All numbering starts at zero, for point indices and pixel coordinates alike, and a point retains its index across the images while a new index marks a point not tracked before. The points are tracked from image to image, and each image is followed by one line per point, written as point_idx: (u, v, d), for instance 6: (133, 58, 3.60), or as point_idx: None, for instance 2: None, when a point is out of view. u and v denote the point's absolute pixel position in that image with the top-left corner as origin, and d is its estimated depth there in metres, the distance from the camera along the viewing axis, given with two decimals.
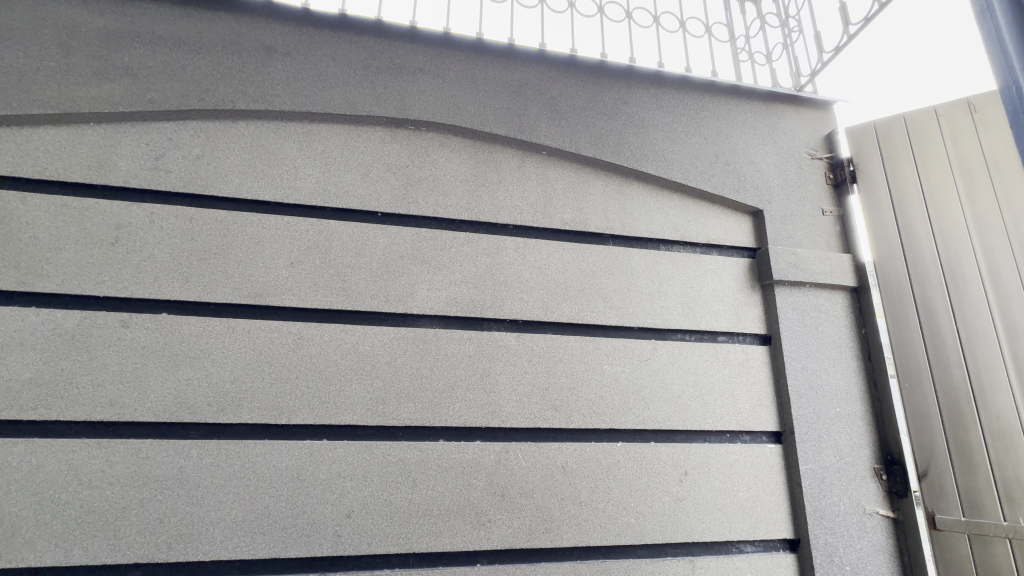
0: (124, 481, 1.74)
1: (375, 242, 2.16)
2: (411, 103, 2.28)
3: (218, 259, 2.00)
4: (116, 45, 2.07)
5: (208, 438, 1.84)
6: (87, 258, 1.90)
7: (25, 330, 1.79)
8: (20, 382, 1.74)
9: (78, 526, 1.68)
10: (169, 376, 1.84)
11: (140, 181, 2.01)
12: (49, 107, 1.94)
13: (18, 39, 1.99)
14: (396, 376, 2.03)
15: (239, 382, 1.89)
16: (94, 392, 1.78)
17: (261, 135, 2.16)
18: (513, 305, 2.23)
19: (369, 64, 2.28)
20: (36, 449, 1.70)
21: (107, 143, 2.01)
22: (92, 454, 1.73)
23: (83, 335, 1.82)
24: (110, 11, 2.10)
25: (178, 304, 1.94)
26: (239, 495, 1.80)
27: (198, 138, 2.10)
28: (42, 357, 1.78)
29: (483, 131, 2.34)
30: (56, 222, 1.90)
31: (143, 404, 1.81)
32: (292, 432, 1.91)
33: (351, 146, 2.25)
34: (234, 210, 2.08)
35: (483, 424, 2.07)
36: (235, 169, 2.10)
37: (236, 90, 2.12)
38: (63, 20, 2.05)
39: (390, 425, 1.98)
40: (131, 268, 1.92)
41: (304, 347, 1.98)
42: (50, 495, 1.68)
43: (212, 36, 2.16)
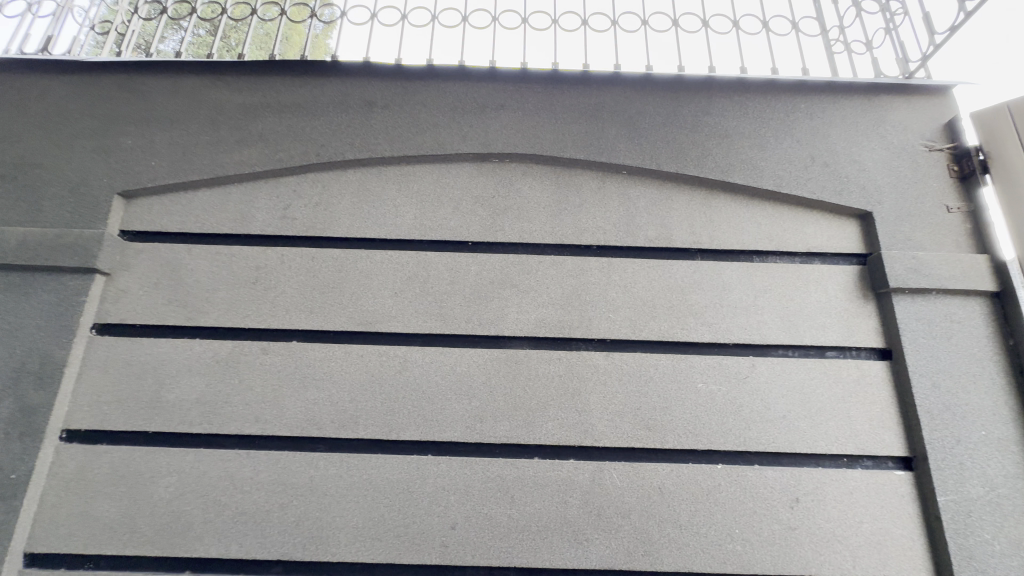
0: (267, 487, 2.02)
1: (468, 270, 2.32)
2: (494, 138, 2.44)
3: (335, 292, 2.27)
4: (251, 115, 2.46)
5: (332, 451, 2.08)
6: (235, 296, 2.26)
7: (192, 358, 2.16)
8: (190, 402, 2.11)
9: (234, 525, 1.98)
10: (299, 396, 2.12)
11: (273, 228, 2.36)
12: (206, 173, 2.37)
13: (182, 120, 2.45)
14: (491, 396, 2.15)
15: (355, 401, 2.12)
16: (243, 409, 2.10)
17: (367, 180, 2.44)
18: (600, 324, 2.26)
19: (455, 106, 2.48)
20: (202, 457, 2.04)
21: (248, 199, 2.40)
22: (243, 462, 2.04)
23: (233, 361, 2.17)
24: (245, 86, 2.50)
25: (304, 332, 2.23)
26: (359, 504, 2.01)
27: (316, 187, 2.42)
28: (205, 380, 2.14)
29: (563, 157, 2.43)
30: (212, 267, 2.30)
31: (280, 420, 2.09)
32: (401, 447, 2.09)
33: (442, 182, 2.45)
34: (347, 248, 2.36)
35: (576, 443, 2.11)
36: (346, 212, 2.39)
37: (346, 144, 2.43)
38: (212, 100, 2.48)
39: (487, 443, 2.10)
40: (268, 303, 2.25)
41: (408, 369, 2.17)
42: (213, 497, 2.00)
43: (324, 98, 2.48)
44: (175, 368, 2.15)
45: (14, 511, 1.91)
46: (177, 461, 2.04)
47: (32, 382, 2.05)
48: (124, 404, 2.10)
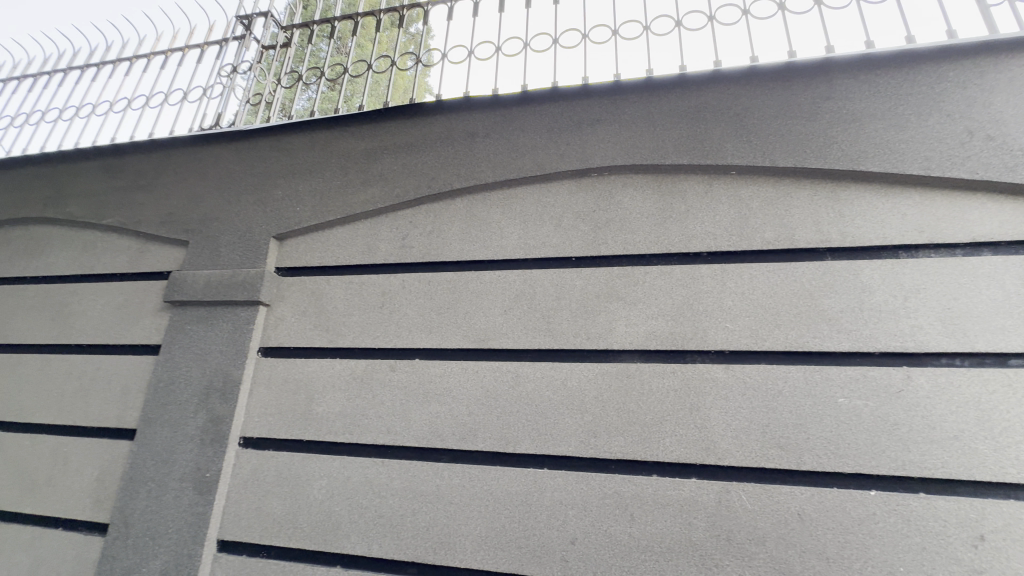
0: (401, 493, 2.21)
1: (573, 285, 2.35)
2: (592, 153, 2.46)
3: (451, 313, 2.44)
4: (372, 159, 2.77)
5: (455, 462, 2.21)
6: (366, 319, 2.54)
7: (334, 375, 2.47)
8: (334, 414, 2.40)
9: (375, 526, 2.19)
10: (424, 410, 2.30)
11: (395, 257, 2.62)
12: (339, 213, 2.71)
13: (319, 170, 2.84)
14: (604, 411, 2.13)
15: (473, 415, 2.25)
16: (378, 421, 2.33)
17: (473, 206, 2.61)
18: (717, 335, 2.14)
19: (551, 126, 2.55)
20: (346, 464, 2.30)
21: (373, 232, 2.70)
22: (380, 470, 2.26)
23: (367, 378, 2.42)
24: (366, 134, 2.83)
25: (425, 351, 2.42)
26: (481, 513, 2.11)
27: (429, 217, 2.65)
28: (345, 395, 2.42)
29: (664, 164, 2.37)
30: (347, 295, 2.61)
31: (409, 431, 2.29)
32: (518, 460, 2.16)
33: (543, 202, 2.53)
34: (458, 271, 2.53)
35: (698, 461, 2.00)
36: (456, 237, 2.57)
37: (453, 175, 2.62)
38: (340, 149, 2.84)
39: (602, 458, 2.08)
40: (393, 324, 2.49)
41: (521, 384, 2.25)
42: (356, 500, 2.24)
43: (432, 136, 2.71)
44: (321, 385, 2.47)
45: (209, 504, 2.31)
46: (327, 466, 2.32)
47: (218, 397, 2.49)
48: (285, 416, 2.45)
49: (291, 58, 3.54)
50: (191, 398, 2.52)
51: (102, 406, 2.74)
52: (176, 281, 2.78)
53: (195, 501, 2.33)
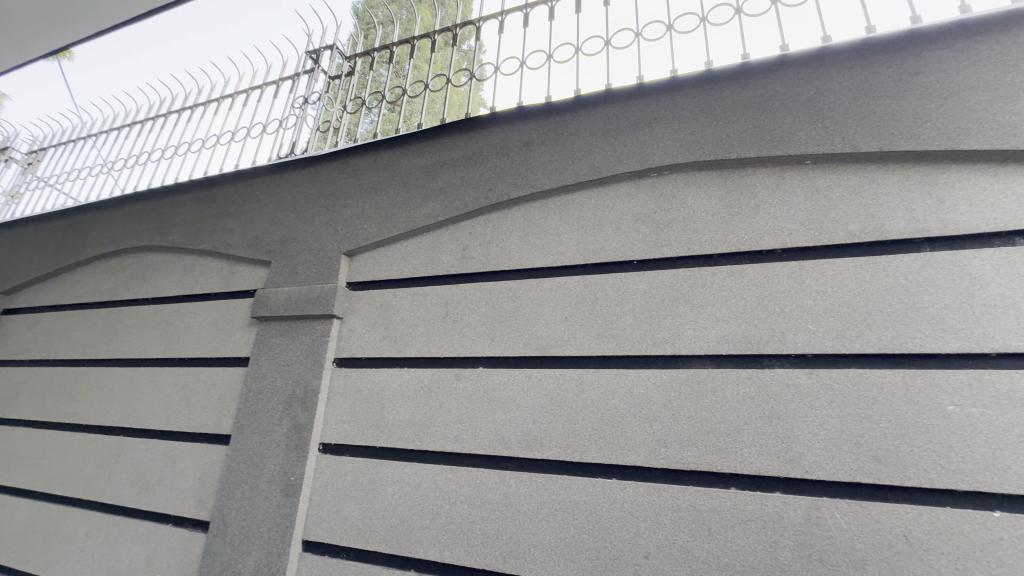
0: (470, 500, 2.24)
1: (636, 289, 2.29)
2: (651, 152, 2.40)
3: (512, 321, 2.46)
4: (432, 174, 2.87)
5: (521, 470, 2.21)
6: (431, 330, 2.62)
7: (403, 384, 2.56)
8: (404, 422, 2.49)
9: (446, 532, 2.23)
10: (489, 418, 2.33)
11: (456, 268, 2.68)
12: (403, 228, 2.83)
13: (383, 188, 2.98)
14: (675, 419, 2.04)
15: (538, 423, 2.24)
16: (445, 429, 2.39)
17: (530, 214, 2.62)
18: (797, 337, 1.99)
19: (606, 129, 2.52)
20: (416, 470, 2.38)
21: (434, 244, 2.78)
22: (449, 476, 2.31)
23: (434, 387, 2.49)
24: (425, 150, 2.93)
25: (488, 359, 2.45)
26: (550, 523, 2.09)
27: (487, 227, 2.69)
28: (414, 403, 2.50)
29: (729, 158, 2.25)
30: (413, 306, 2.70)
31: (475, 439, 2.32)
32: (586, 469, 2.12)
33: (601, 206, 2.49)
34: (518, 279, 2.55)
35: (782, 473, 1.86)
36: (515, 246, 2.59)
37: (510, 184, 2.65)
38: (402, 167, 2.97)
39: (675, 469, 1.99)
40: (457, 333, 2.55)
41: (585, 391, 2.21)
42: (427, 506, 2.30)
43: (487, 147, 2.77)
44: (391, 393, 2.57)
45: (294, 506, 2.47)
46: (398, 472, 2.40)
47: (299, 405, 2.66)
48: (359, 423, 2.57)
49: (355, 85, 3.77)
50: (276, 406, 2.72)
51: (202, 414, 3.03)
52: (261, 298, 3.02)
53: (282, 502, 2.50)
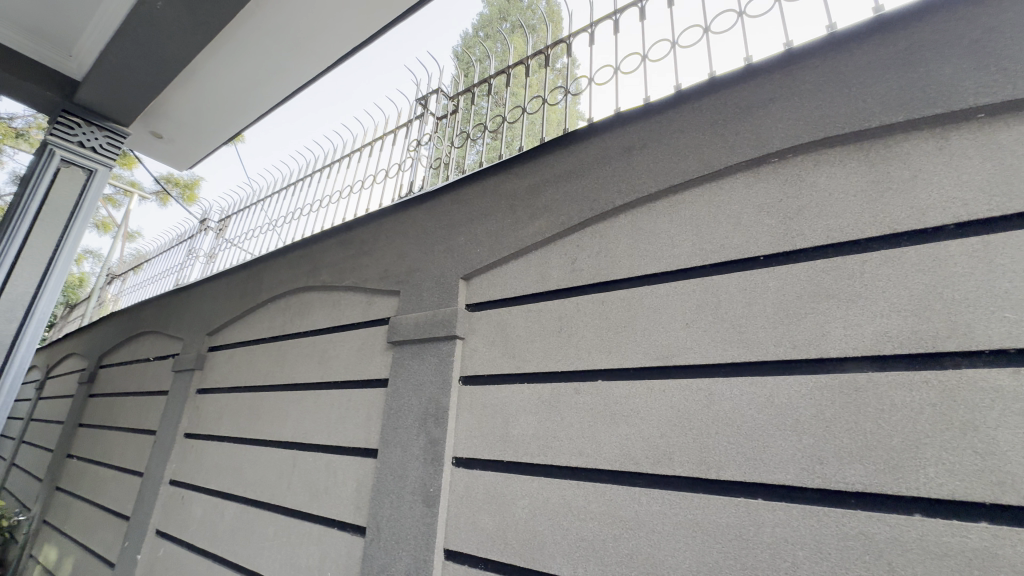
0: (600, 517, 2.18)
1: (766, 287, 2.08)
2: (769, 136, 2.18)
3: (628, 331, 2.39)
4: (535, 193, 2.95)
5: (652, 487, 2.11)
6: (547, 345, 2.65)
7: (524, 399, 2.62)
8: (529, 436, 2.54)
9: (578, 550, 2.19)
10: (613, 432, 2.26)
11: (567, 282, 2.70)
12: (512, 248, 2.94)
13: (491, 212, 3.14)
14: (829, 431, 1.79)
15: (666, 437, 2.12)
16: (568, 444, 2.38)
17: (638, 220, 2.54)
18: (990, 330, 1.62)
19: (714, 119, 2.36)
20: (544, 485, 2.39)
21: (543, 260, 2.84)
22: (576, 492, 2.28)
23: (554, 401, 2.51)
24: (528, 171, 3.03)
25: (607, 371, 2.40)
26: (688, 545, 1.94)
27: (595, 238, 2.67)
28: (536, 418, 2.54)
29: (869, 127, 1.95)
30: (528, 323, 2.78)
31: (600, 454, 2.27)
32: (725, 487, 1.95)
33: (716, 201, 2.32)
34: (631, 287, 2.47)
35: (987, 499, 1.51)
36: (625, 254, 2.53)
37: (614, 192, 2.61)
38: (508, 190, 3.10)
39: (836, 489, 1.73)
40: (573, 347, 2.55)
41: (716, 402, 2.04)
42: (557, 521, 2.29)
43: (588, 159, 2.76)
44: (514, 409, 2.64)
45: (435, 516, 2.64)
46: (527, 487, 2.44)
47: (433, 422, 2.88)
48: (486, 438, 2.69)
49: (460, 121, 4.07)
50: (414, 422, 2.97)
51: (354, 430, 3.43)
52: (394, 325, 3.35)
53: (425, 513, 2.69)
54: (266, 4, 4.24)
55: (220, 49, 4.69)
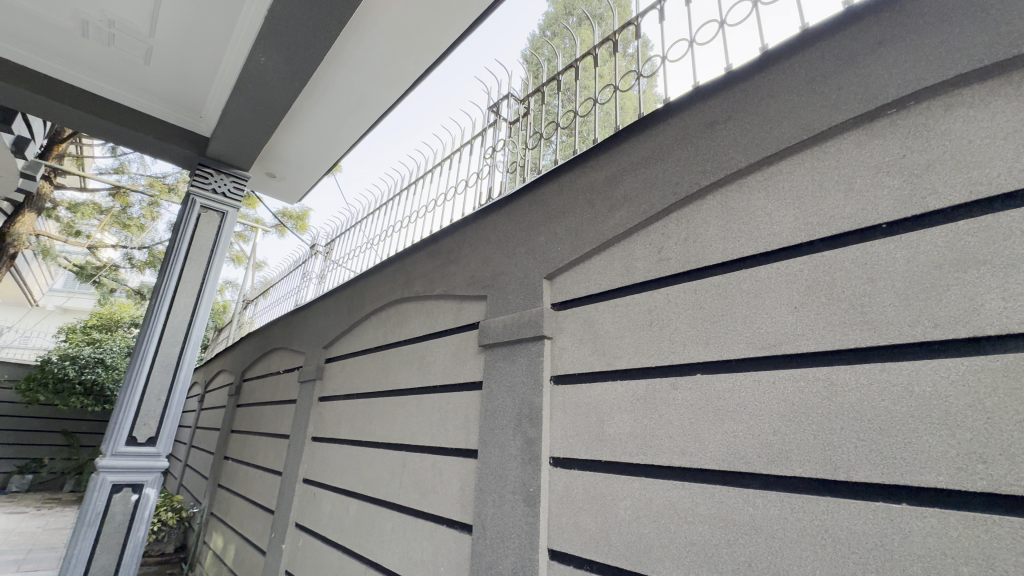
0: (710, 520, 2.03)
1: (891, 258, 1.80)
2: (881, 86, 1.89)
3: (728, 319, 2.21)
4: (613, 184, 2.86)
5: (768, 488, 1.92)
6: (638, 339, 2.55)
7: (618, 397, 2.54)
8: (625, 435, 2.45)
9: (688, 555, 2.05)
10: (718, 429, 2.10)
11: (655, 272, 2.57)
12: (593, 243, 2.88)
13: (570, 208, 3.10)
14: (992, 424, 1.49)
15: (780, 433, 1.92)
16: (669, 443, 2.26)
17: (729, 199, 2.35)
18: None
19: (811, 77, 2.11)
20: (645, 485, 2.29)
21: (627, 253, 2.73)
22: (681, 494, 2.15)
23: (650, 398, 2.40)
24: (604, 162, 2.95)
25: (706, 364, 2.24)
26: (817, 554, 1.73)
27: (681, 224, 2.51)
28: (633, 416, 2.45)
29: (1019, 54, 1.60)
30: (616, 318, 2.69)
31: (706, 453, 2.12)
32: (858, 489, 1.72)
33: (821, 168, 2.06)
34: (726, 273, 2.28)
35: None
36: (717, 237, 2.35)
37: (699, 173, 2.44)
38: (584, 184, 3.05)
39: (1008, 494, 1.44)
40: (666, 340, 2.42)
41: (840, 393, 1.81)
42: (663, 523, 2.18)
43: (667, 141, 2.62)
44: (608, 407, 2.57)
45: (536, 516, 2.66)
46: (628, 487, 2.36)
47: (528, 422, 2.90)
48: (582, 437, 2.65)
49: (532, 122, 4.09)
50: (509, 423, 3.02)
51: (455, 431, 3.58)
52: (484, 328, 3.45)
53: (526, 512, 2.72)
54: (349, 43, 4.63)
55: (314, 91, 5.22)
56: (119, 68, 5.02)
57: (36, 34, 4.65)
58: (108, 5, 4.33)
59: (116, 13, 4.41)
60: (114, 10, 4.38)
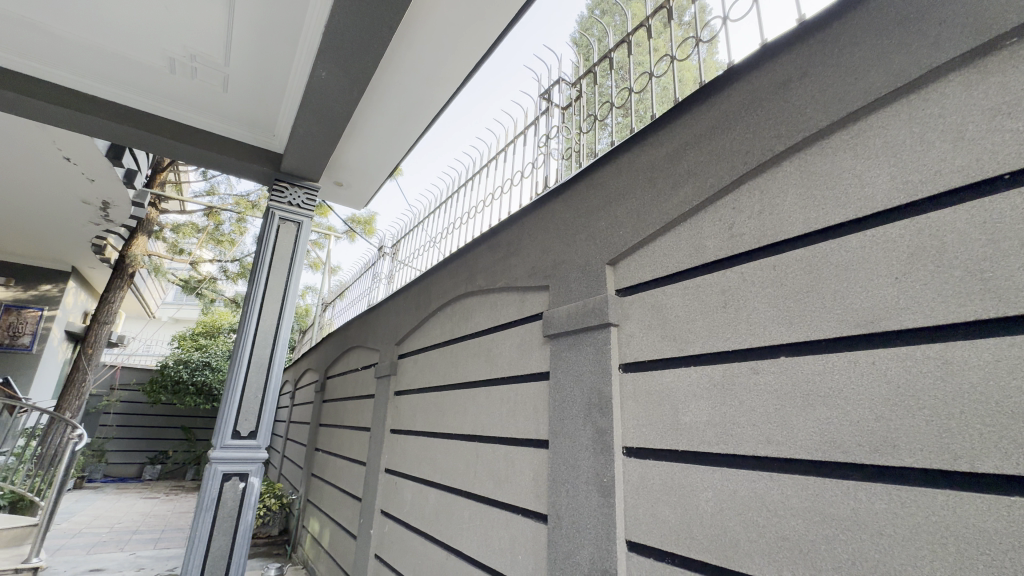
0: (805, 514, 1.88)
1: (1017, 214, 1.54)
2: (996, 13, 1.62)
3: (814, 296, 2.01)
4: (675, 159, 2.70)
5: (872, 480, 1.73)
6: (712, 322, 2.40)
7: (693, 384, 2.42)
8: (703, 423, 2.32)
9: (780, 550, 1.91)
10: (809, 415, 1.93)
11: (727, 250, 2.40)
12: (657, 224, 2.74)
13: (630, 189, 2.98)
14: None
15: (884, 419, 1.72)
16: (752, 430, 2.11)
17: (809, 164, 2.13)
18: None
19: (904, 14, 1.85)
20: (728, 476, 2.16)
21: (694, 231, 2.58)
22: (770, 485, 2.00)
23: (728, 383, 2.25)
24: (664, 137, 2.79)
25: (792, 346, 2.06)
26: (936, 554, 1.54)
27: (754, 195, 2.33)
28: (710, 403, 2.32)
29: None
30: (686, 301, 2.56)
31: (795, 441, 1.95)
32: (984, 481, 1.50)
33: (920, 118, 1.81)
34: (809, 245, 2.08)
35: None
36: (797, 207, 2.15)
37: (772, 138, 2.24)
38: (643, 163, 2.91)
39: None
40: (743, 321, 2.25)
41: (957, 373, 1.59)
42: (750, 516, 2.04)
43: (734, 107, 2.43)
44: (683, 394, 2.45)
45: (612, 506, 2.60)
46: (708, 478, 2.24)
47: (598, 411, 2.84)
48: (655, 426, 2.55)
49: (585, 106, 3.99)
50: (579, 413, 2.98)
51: (525, 422, 3.59)
52: (548, 318, 3.41)
53: (601, 502, 2.67)
54: (400, 49, 4.77)
55: (372, 99, 5.43)
56: (203, 98, 5.51)
57: (134, 76, 5.22)
58: (189, 41, 4.77)
59: (196, 47, 4.84)
60: (195, 45, 4.81)
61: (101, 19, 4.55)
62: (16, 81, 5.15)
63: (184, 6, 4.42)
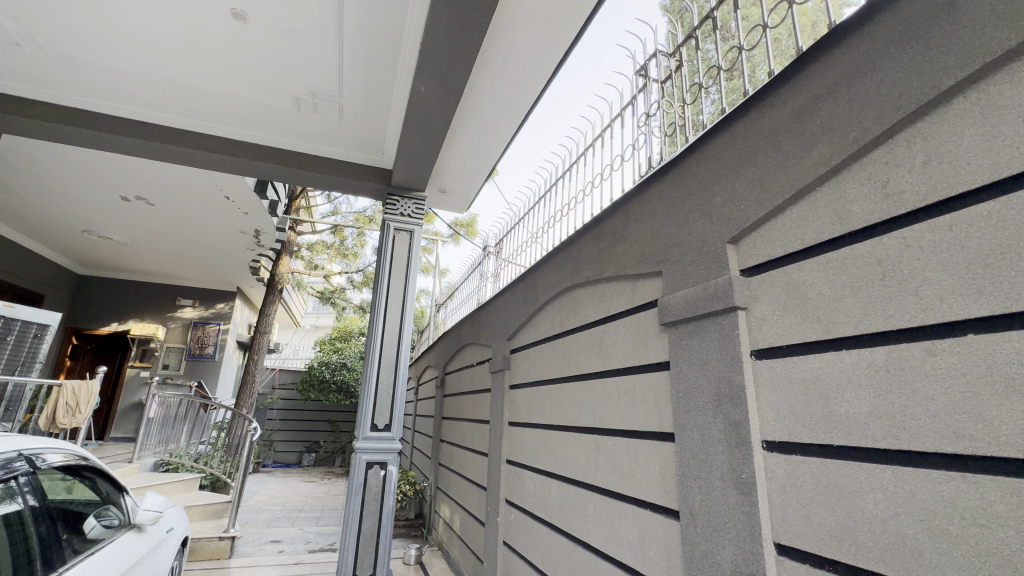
0: (1017, 526, 1.54)
1: None
2: None
3: (1012, 258, 1.64)
4: (804, 117, 2.39)
5: None
6: (866, 299, 2.08)
7: (847, 371, 2.12)
8: (863, 415, 2.03)
9: (984, 566, 1.60)
10: (1015, 405, 1.58)
11: (882, 213, 2.06)
12: (785, 193, 2.45)
13: (749, 157, 2.70)
14: None
15: None
16: (932, 423, 1.79)
17: (993, 96, 1.74)
18: None
19: None
20: (902, 476, 1.87)
21: (837, 197, 2.25)
22: (963, 488, 1.68)
23: (896, 368, 1.93)
24: (788, 95, 2.49)
25: (983, 321, 1.70)
26: None
27: (914, 145, 1.97)
28: (871, 392, 2.01)
29: None
30: (831, 276, 2.24)
31: (997, 437, 1.61)
32: None
33: None
34: (999, 196, 1.70)
35: None
36: (978, 151, 1.76)
37: (934, 73, 1.87)
38: (763, 127, 2.62)
39: None
40: (911, 295, 1.92)
41: None
42: (938, 524, 1.73)
43: (879, 46, 2.08)
44: (835, 383, 2.16)
45: (755, 505, 2.39)
46: (876, 478, 1.95)
47: (729, 403, 2.62)
48: (801, 418, 2.28)
49: (687, 76, 3.71)
50: (707, 405, 2.78)
51: (647, 414, 3.46)
52: (665, 305, 3.24)
53: (741, 500, 2.46)
54: (490, 52, 4.89)
55: (467, 105, 5.66)
56: (324, 129, 6.19)
57: (272, 119, 6.06)
58: (311, 80, 5.37)
59: (316, 84, 5.43)
60: (315, 83, 5.41)
61: (243, 74, 5.34)
62: (188, 138, 6.28)
63: (303, 50, 4.98)
